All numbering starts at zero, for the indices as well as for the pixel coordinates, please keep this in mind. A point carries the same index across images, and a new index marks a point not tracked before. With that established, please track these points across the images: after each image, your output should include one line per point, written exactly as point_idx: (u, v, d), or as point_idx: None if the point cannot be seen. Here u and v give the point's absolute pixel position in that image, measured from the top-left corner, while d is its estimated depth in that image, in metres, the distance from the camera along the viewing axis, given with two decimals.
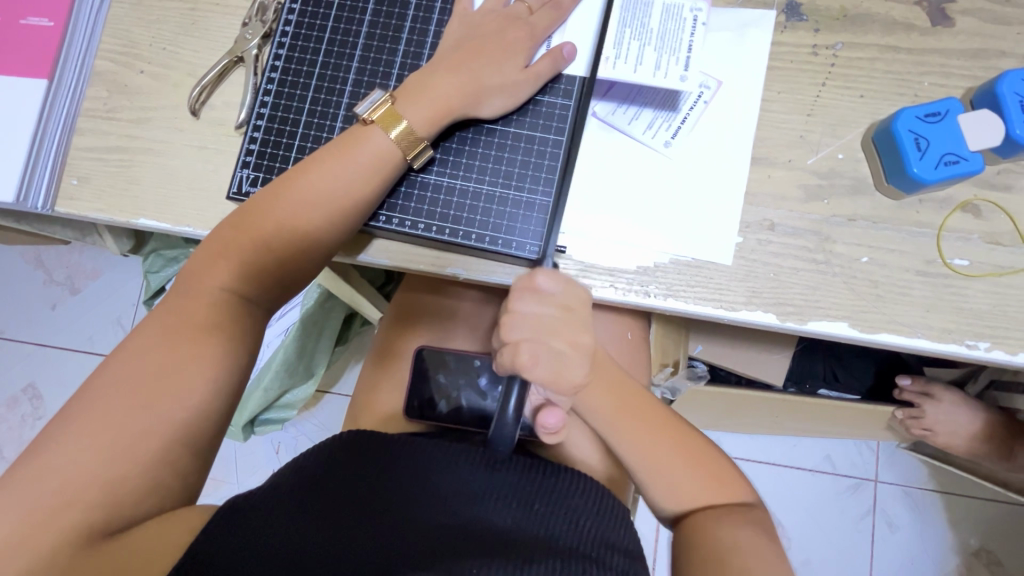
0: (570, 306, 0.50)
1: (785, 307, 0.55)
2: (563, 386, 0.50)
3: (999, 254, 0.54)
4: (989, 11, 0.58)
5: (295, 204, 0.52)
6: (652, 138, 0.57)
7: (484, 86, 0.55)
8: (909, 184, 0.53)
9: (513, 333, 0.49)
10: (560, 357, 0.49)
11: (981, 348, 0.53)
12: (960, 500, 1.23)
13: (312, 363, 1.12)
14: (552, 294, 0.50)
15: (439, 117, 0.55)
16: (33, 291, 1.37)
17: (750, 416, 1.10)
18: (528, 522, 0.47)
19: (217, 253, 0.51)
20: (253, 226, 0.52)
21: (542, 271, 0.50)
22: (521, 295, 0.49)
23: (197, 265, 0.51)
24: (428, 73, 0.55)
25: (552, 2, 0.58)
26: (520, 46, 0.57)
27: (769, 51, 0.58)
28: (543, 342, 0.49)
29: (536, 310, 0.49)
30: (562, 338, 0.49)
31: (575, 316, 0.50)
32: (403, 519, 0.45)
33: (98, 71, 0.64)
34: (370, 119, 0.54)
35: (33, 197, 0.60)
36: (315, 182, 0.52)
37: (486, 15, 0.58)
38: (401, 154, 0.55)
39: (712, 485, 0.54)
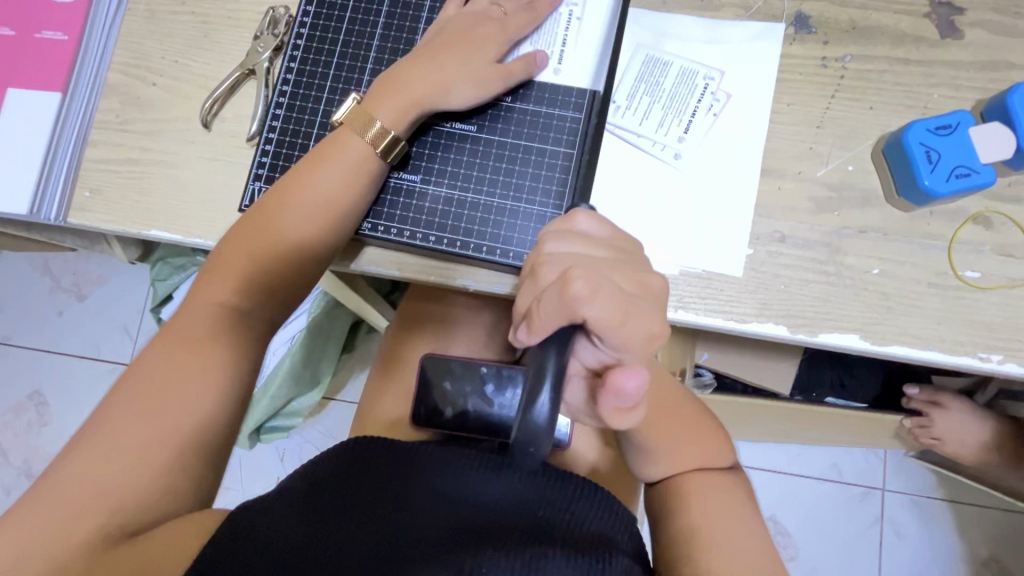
0: (621, 246, 0.42)
1: (796, 320, 0.55)
2: (633, 333, 0.37)
3: (1010, 266, 0.54)
4: (998, 23, 0.58)
5: (283, 211, 0.53)
6: (661, 150, 0.58)
7: (452, 76, 0.54)
8: (919, 196, 0.53)
9: (552, 269, 0.39)
10: (629, 298, 0.38)
11: (993, 360, 0.53)
12: (970, 509, 1.22)
13: (318, 370, 1.12)
14: (595, 235, 0.43)
15: (405, 111, 0.54)
16: (41, 299, 1.38)
17: (758, 424, 1.09)
18: (526, 524, 0.46)
19: (216, 266, 0.52)
20: (247, 235, 0.52)
21: (582, 213, 0.44)
22: (559, 234, 0.42)
23: (209, 277, 0.52)
24: (396, 70, 0.56)
25: (528, 7, 0.58)
26: (527, 57, 0.57)
27: (778, 63, 0.58)
28: (600, 274, 0.38)
29: (579, 248, 0.41)
30: (626, 278, 0.39)
31: (627, 257, 0.42)
32: (405, 520, 0.44)
33: (111, 83, 0.65)
34: (340, 121, 0.55)
35: (46, 208, 0.61)
36: (300, 186, 0.53)
37: (462, 16, 0.58)
38: (372, 149, 0.54)
39: (695, 439, 0.54)
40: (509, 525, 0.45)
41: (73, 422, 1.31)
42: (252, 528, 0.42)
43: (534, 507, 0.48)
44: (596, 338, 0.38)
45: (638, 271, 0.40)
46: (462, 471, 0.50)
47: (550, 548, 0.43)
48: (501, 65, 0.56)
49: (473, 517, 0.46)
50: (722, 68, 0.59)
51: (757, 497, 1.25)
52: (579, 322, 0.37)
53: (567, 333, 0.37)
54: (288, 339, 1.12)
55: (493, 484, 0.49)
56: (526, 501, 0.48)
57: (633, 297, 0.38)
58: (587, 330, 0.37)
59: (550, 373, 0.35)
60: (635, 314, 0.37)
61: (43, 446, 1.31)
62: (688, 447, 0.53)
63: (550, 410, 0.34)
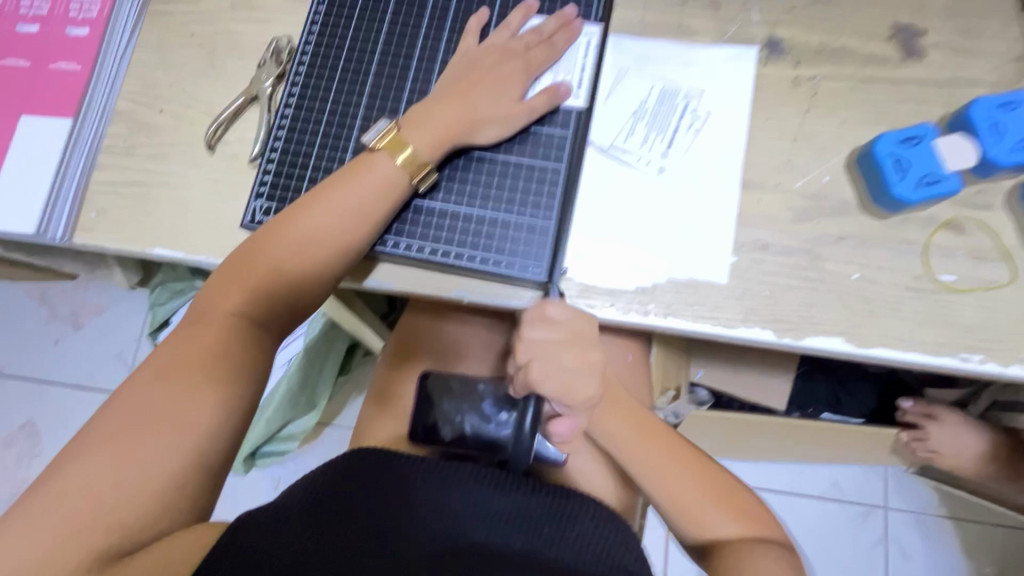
0: (579, 331, 0.52)
1: (782, 324, 0.56)
2: (576, 396, 0.52)
3: (984, 269, 0.56)
4: (957, 44, 0.62)
5: (306, 229, 0.54)
6: (646, 164, 0.60)
7: (482, 115, 0.58)
8: (891, 203, 0.56)
9: (522, 354, 0.51)
10: (573, 373, 0.52)
11: (974, 360, 0.54)
12: (973, 526, 1.21)
13: (316, 393, 1.13)
14: (562, 322, 0.51)
15: (441, 142, 0.58)
16: (38, 328, 1.39)
17: (756, 441, 1.09)
18: (532, 546, 0.46)
19: (235, 278, 0.54)
20: (267, 250, 0.54)
21: (552, 302, 0.52)
22: (531, 325, 0.52)
23: (217, 285, 0.54)
24: (432, 102, 0.59)
25: (548, 40, 0.62)
26: (514, 79, 0.60)
27: (753, 83, 0.62)
28: (553, 363, 0.51)
29: (545, 332, 0.51)
30: (574, 357, 0.52)
31: (582, 340, 0.52)
32: (409, 539, 0.45)
33: (119, 110, 0.68)
34: (377, 147, 0.57)
35: (53, 228, 0.63)
36: (327, 210, 0.55)
37: (484, 49, 0.61)
38: (407, 178, 0.57)
39: (688, 469, 0.57)
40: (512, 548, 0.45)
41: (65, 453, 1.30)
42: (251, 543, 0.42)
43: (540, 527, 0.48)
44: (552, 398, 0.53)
45: (585, 347, 0.52)
46: (463, 486, 0.51)
47: None
48: (524, 103, 0.60)
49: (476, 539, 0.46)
50: (700, 88, 0.62)
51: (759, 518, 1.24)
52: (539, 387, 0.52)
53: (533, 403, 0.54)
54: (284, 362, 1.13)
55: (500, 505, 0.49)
56: (532, 522, 0.48)
57: (577, 373, 0.52)
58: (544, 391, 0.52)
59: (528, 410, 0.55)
60: (576, 381, 0.52)
61: (31, 477, 1.29)
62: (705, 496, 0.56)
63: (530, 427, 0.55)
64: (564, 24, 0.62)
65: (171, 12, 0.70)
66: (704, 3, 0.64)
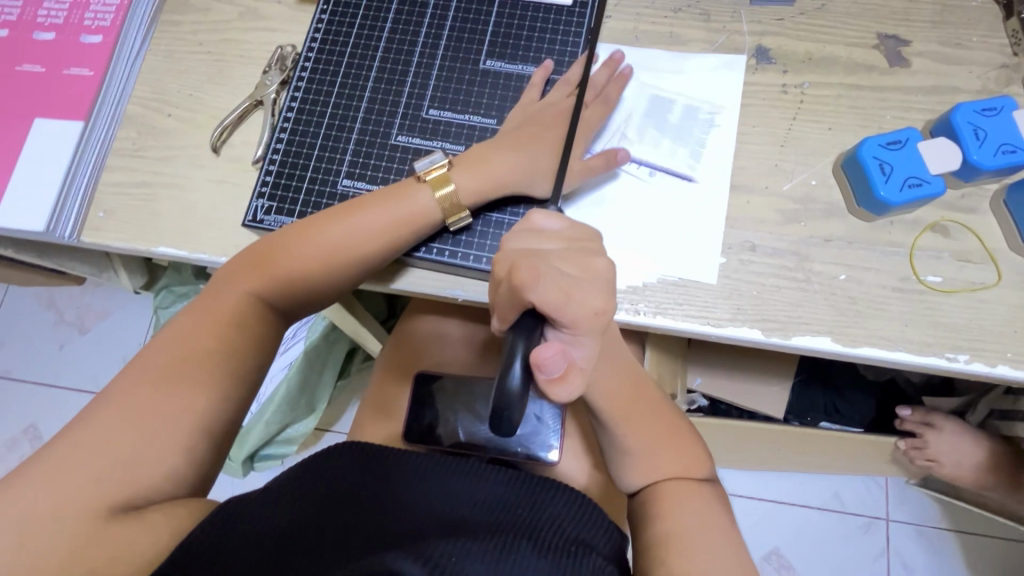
0: (575, 237, 0.44)
1: (769, 323, 0.57)
2: (581, 310, 0.39)
3: (970, 271, 0.57)
4: (941, 53, 0.63)
5: (318, 248, 0.56)
6: (636, 168, 0.62)
7: (541, 169, 0.59)
8: (877, 206, 0.57)
9: (502, 267, 0.41)
10: (574, 281, 0.40)
11: (960, 360, 0.55)
12: (976, 538, 1.19)
13: (315, 397, 1.14)
14: (554, 231, 0.44)
15: (487, 187, 0.58)
16: (44, 332, 1.41)
17: (754, 448, 1.09)
18: (505, 521, 0.47)
19: (242, 273, 0.55)
20: (275, 257, 0.55)
21: (540, 212, 0.45)
22: (518, 234, 0.44)
23: (222, 283, 0.55)
24: (489, 147, 0.59)
25: (603, 96, 0.62)
26: (578, 139, 0.60)
27: (742, 90, 0.64)
28: (547, 264, 0.40)
29: (533, 243, 0.43)
30: (573, 264, 0.41)
31: (582, 248, 0.43)
32: (384, 518, 0.46)
33: (129, 115, 0.70)
34: (421, 176, 0.59)
35: (61, 227, 0.65)
36: (345, 226, 0.56)
37: (549, 108, 0.62)
38: (440, 215, 0.58)
39: (674, 446, 0.55)
40: (485, 522, 0.46)
41: None
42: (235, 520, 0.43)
43: (515, 507, 0.49)
44: (551, 321, 0.39)
45: (584, 256, 0.42)
46: (450, 472, 0.52)
47: (523, 546, 0.44)
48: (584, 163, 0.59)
49: (452, 516, 0.47)
50: (690, 93, 0.64)
51: (759, 529, 1.23)
52: (530, 308, 0.39)
53: (529, 320, 0.39)
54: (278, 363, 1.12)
55: (476, 488, 0.50)
56: (507, 503, 0.50)
57: (579, 280, 0.40)
58: (540, 314, 0.39)
59: (521, 351, 0.38)
60: (579, 293, 0.39)
61: None
62: (670, 457, 0.54)
63: (522, 379, 0.37)
64: (615, 74, 0.63)
65: (181, 22, 0.73)
66: (694, 14, 0.66)
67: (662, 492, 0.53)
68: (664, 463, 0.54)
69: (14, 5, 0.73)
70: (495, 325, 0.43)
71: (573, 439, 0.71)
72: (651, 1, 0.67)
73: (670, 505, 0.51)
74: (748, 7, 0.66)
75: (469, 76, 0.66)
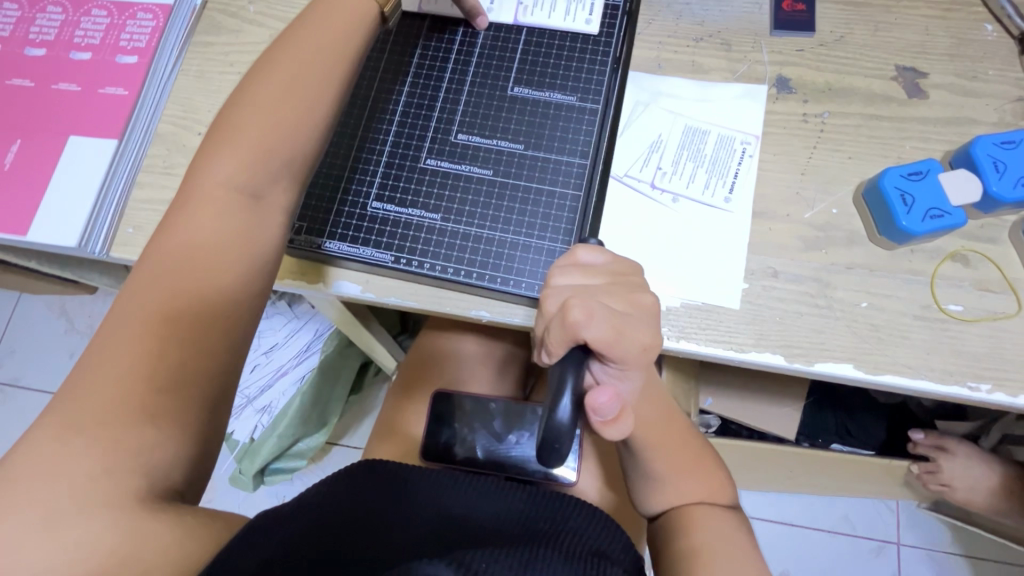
0: (618, 271, 0.45)
1: (792, 349, 0.58)
2: (630, 344, 0.40)
3: (990, 300, 0.58)
4: (958, 86, 0.65)
5: (249, 110, 0.49)
6: (660, 194, 0.63)
7: None
8: (899, 235, 0.58)
9: (552, 302, 0.42)
10: (620, 315, 0.41)
11: (982, 390, 0.56)
12: (988, 564, 1.18)
13: (327, 410, 1.14)
14: (597, 266, 0.46)
15: None
16: (55, 340, 1.41)
17: (765, 470, 1.09)
18: (527, 534, 0.47)
19: (210, 144, 0.49)
20: (231, 118, 0.49)
21: (583, 246, 0.47)
22: (564, 269, 0.45)
23: (196, 162, 0.48)
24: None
25: None
26: None
27: (763, 118, 0.65)
28: (594, 299, 0.41)
29: (579, 279, 0.44)
30: (619, 298, 0.42)
31: (626, 283, 0.45)
32: (403, 532, 0.46)
33: (160, 133, 0.71)
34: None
35: (92, 242, 0.66)
36: (267, 78, 0.50)
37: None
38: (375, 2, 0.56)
39: (700, 471, 0.56)
40: (507, 536, 0.47)
41: None
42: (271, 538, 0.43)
43: (535, 522, 0.50)
44: (600, 356, 0.40)
45: (629, 291, 0.43)
46: (473, 489, 0.53)
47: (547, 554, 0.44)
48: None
49: (473, 530, 0.47)
50: (712, 120, 0.65)
51: (770, 551, 1.22)
52: (581, 344, 0.40)
53: (578, 354, 0.40)
54: (285, 374, 1.07)
55: (495, 504, 0.51)
56: (527, 518, 0.50)
57: (626, 314, 0.41)
58: (589, 349, 0.40)
59: (571, 386, 0.39)
60: (627, 327, 0.40)
61: None
62: (698, 483, 0.55)
63: (571, 414, 0.38)
64: None
65: (213, 42, 0.75)
66: (715, 43, 0.68)
67: (687, 516, 0.53)
68: (689, 488, 0.55)
69: (51, 24, 0.75)
70: (539, 356, 0.44)
71: (592, 461, 0.71)
72: (674, 30, 0.69)
73: (698, 524, 0.53)
74: (768, 38, 0.68)
75: (498, 101, 0.68)
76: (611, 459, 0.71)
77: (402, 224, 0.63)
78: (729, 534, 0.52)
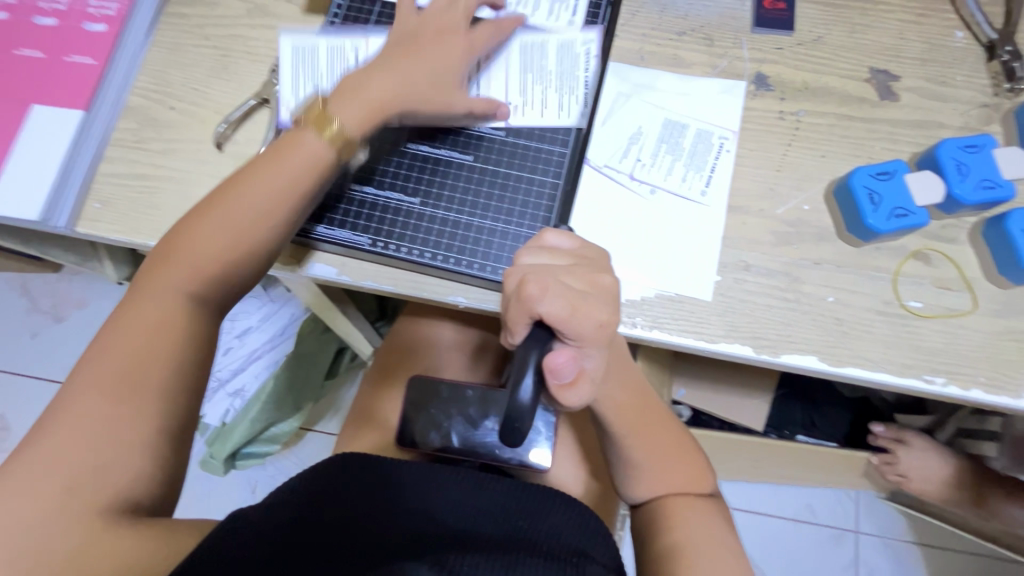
0: (584, 256, 0.46)
1: (760, 341, 0.59)
2: (586, 321, 0.40)
3: (949, 298, 0.60)
4: (928, 90, 0.67)
5: (206, 237, 0.52)
6: (638, 186, 0.64)
7: (423, 94, 0.59)
8: (866, 233, 0.59)
9: (513, 280, 0.42)
10: (578, 292, 0.41)
11: (937, 383, 0.58)
12: (938, 551, 1.24)
13: (300, 397, 1.13)
14: (565, 249, 0.46)
15: (370, 115, 0.57)
16: (16, 319, 1.36)
17: (733, 460, 1.12)
18: (508, 533, 0.49)
19: (156, 264, 0.52)
20: (193, 237, 0.52)
21: (551, 231, 0.47)
22: (530, 251, 0.46)
23: (161, 267, 0.52)
24: (366, 74, 0.58)
25: (494, 27, 0.64)
26: (455, 60, 0.61)
27: (741, 114, 0.66)
28: (552, 277, 0.42)
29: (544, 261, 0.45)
30: (578, 279, 0.43)
31: (591, 264, 0.45)
32: (392, 531, 0.47)
33: (130, 105, 0.69)
34: (298, 119, 0.56)
35: (56, 216, 0.64)
36: (227, 207, 0.53)
37: (421, 21, 0.62)
38: (331, 151, 0.56)
39: (676, 459, 0.57)
40: (490, 535, 0.48)
41: None
42: (253, 539, 0.43)
43: (516, 518, 0.51)
44: (560, 334, 0.41)
45: (591, 271, 0.44)
46: (453, 485, 0.54)
47: (528, 557, 0.45)
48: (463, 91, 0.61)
49: (456, 530, 0.48)
50: (692, 114, 0.66)
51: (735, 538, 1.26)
52: (538, 319, 0.40)
53: (541, 333, 0.40)
54: (258, 357, 1.10)
55: (476, 502, 0.52)
56: (508, 514, 0.51)
57: (584, 292, 0.41)
58: (548, 326, 0.40)
59: (533, 362, 0.39)
60: (584, 306, 0.40)
61: None
62: (672, 469, 0.57)
63: (532, 391, 0.39)
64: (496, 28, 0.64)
65: (188, 14, 0.72)
66: (697, 38, 0.69)
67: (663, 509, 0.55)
68: (667, 476, 0.56)
69: None
70: (504, 339, 0.44)
71: (565, 448, 0.73)
72: (657, 23, 0.69)
73: (674, 515, 0.55)
74: (748, 35, 0.69)
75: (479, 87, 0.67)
76: (588, 446, 0.73)
77: (380, 207, 0.63)
78: (708, 525, 0.54)
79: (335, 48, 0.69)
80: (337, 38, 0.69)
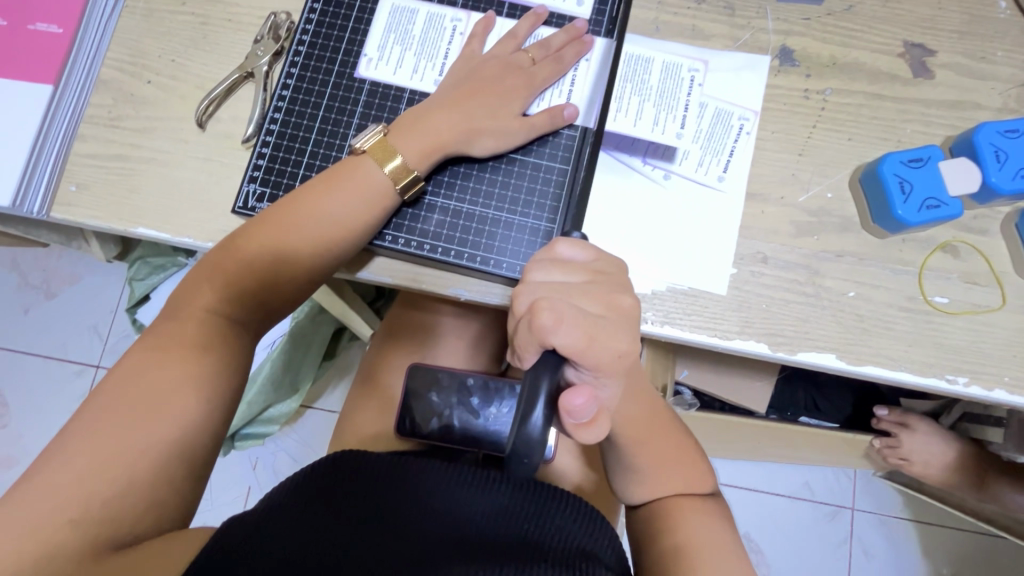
0: (600, 270, 0.42)
1: (777, 338, 0.56)
2: (604, 353, 0.38)
3: (976, 293, 0.57)
4: (966, 66, 0.62)
5: (261, 255, 0.52)
6: (652, 171, 0.60)
7: (480, 126, 0.56)
8: (893, 224, 0.56)
9: (523, 302, 0.40)
10: (595, 320, 0.39)
11: (959, 382, 0.56)
12: (934, 529, 1.26)
13: (298, 378, 1.11)
14: (580, 262, 0.43)
15: (431, 150, 0.55)
16: (5, 296, 1.33)
17: (734, 441, 1.11)
18: (513, 537, 0.46)
19: (201, 278, 0.51)
20: (246, 254, 0.51)
21: (564, 241, 0.43)
22: (541, 265, 0.42)
23: (207, 278, 0.51)
24: (425, 110, 0.56)
25: (556, 54, 0.60)
26: (516, 94, 0.58)
27: (763, 92, 0.61)
28: (566, 301, 0.39)
29: (557, 277, 0.41)
30: (595, 302, 0.40)
31: (609, 282, 0.42)
32: (391, 538, 0.44)
33: (103, 78, 0.64)
34: (363, 149, 0.55)
35: (29, 201, 0.60)
36: (287, 230, 0.52)
37: (491, 60, 0.59)
38: (391, 184, 0.55)
39: (683, 464, 0.55)
40: (495, 540, 0.45)
41: (33, 425, 1.26)
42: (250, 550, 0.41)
43: (521, 518, 0.48)
44: (573, 363, 0.38)
45: (609, 292, 0.41)
46: (459, 483, 0.51)
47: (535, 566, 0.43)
48: (526, 119, 0.57)
49: (460, 535, 0.46)
50: (711, 91, 0.61)
51: (733, 514, 1.27)
52: (552, 350, 0.37)
53: (554, 360, 0.37)
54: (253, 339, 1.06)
55: (480, 498, 0.49)
56: (513, 513, 0.49)
57: (602, 319, 0.39)
58: (563, 356, 0.38)
59: (544, 391, 0.36)
60: (601, 334, 0.38)
61: None
62: (680, 473, 0.55)
63: (543, 423, 0.36)
64: (574, 38, 0.60)
65: None
66: (718, 7, 0.63)
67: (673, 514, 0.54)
68: (673, 481, 0.55)
69: None
70: (513, 358, 0.41)
71: (569, 440, 0.71)
72: None
73: (683, 520, 0.53)
74: (773, 3, 0.63)
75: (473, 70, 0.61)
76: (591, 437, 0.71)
77: None
78: (717, 529, 0.53)
79: (436, 16, 0.63)
80: (440, 5, 0.63)
